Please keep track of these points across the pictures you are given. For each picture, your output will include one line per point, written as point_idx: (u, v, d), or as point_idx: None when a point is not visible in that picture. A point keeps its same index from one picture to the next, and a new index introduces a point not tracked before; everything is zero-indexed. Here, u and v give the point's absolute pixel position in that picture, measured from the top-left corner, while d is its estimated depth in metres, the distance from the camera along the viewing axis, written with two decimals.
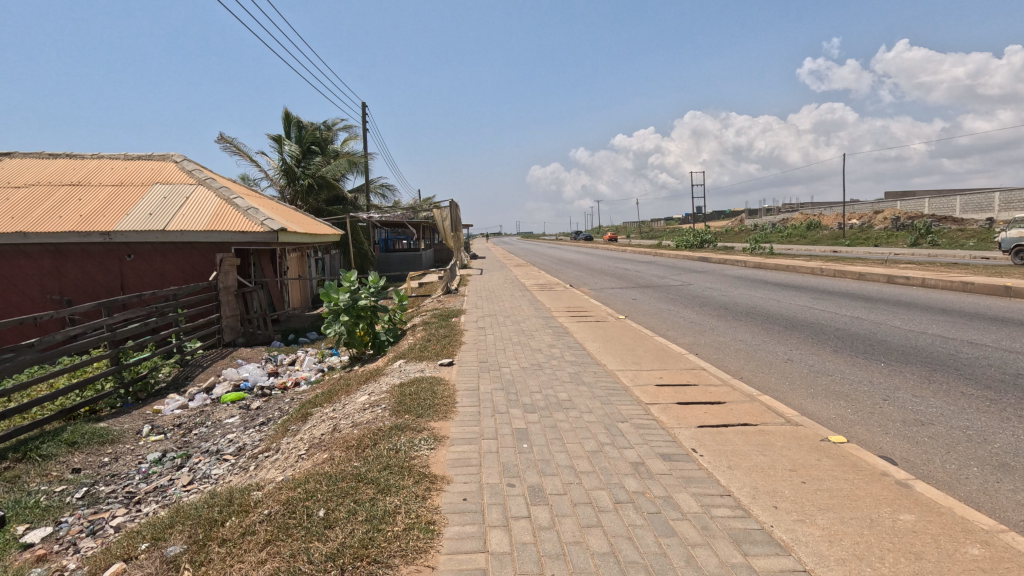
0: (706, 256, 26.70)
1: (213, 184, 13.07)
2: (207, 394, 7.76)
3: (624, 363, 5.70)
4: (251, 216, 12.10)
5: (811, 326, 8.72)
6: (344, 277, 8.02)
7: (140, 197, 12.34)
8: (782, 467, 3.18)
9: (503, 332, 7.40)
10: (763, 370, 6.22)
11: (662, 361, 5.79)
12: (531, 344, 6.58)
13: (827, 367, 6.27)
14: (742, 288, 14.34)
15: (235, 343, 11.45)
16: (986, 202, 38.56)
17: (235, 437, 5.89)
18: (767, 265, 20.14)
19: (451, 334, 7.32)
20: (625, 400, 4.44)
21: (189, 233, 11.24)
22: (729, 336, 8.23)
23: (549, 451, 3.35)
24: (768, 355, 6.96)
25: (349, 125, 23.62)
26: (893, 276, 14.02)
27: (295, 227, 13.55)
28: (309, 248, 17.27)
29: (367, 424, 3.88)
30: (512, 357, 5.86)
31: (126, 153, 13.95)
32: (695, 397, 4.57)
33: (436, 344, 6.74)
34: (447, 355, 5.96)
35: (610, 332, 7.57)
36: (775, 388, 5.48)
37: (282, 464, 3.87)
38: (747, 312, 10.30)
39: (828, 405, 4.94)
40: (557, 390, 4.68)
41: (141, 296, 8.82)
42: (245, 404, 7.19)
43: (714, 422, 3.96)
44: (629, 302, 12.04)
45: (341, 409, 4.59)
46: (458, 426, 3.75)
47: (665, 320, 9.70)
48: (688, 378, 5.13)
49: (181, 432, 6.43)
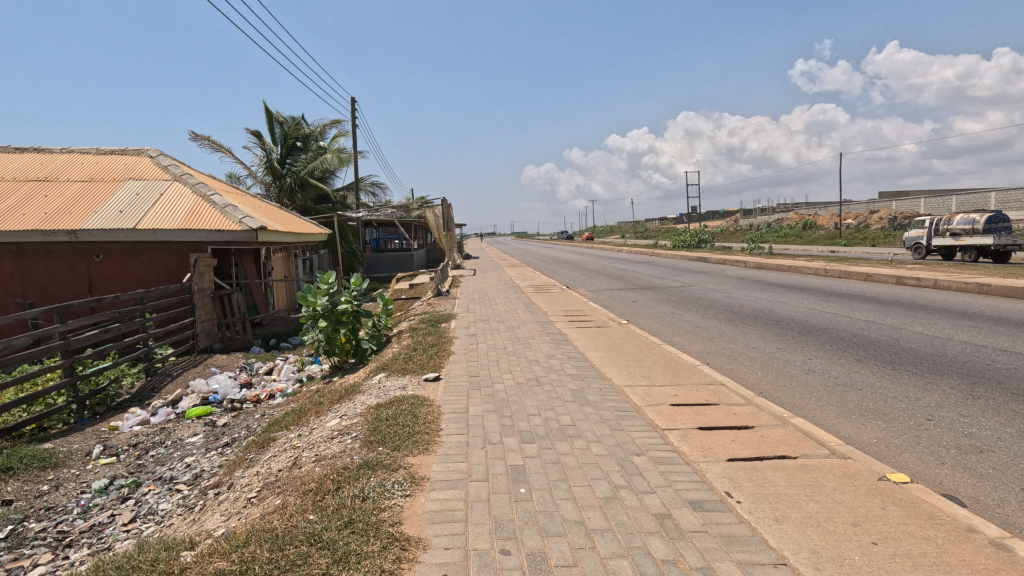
0: (703, 256, 26.24)
1: (189, 180, 12.34)
2: (172, 408, 7.06)
3: (632, 377, 5.08)
4: (229, 214, 11.39)
5: (827, 332, 8.12)
6: (322, 279, 7.37)
7: (110, 193, 11.61)
8: (842, 519, 2.56)
9: (496, 340, 6.75)
10: (784, 384, 5.61)
11: (675, 375, 5.16)
12: (527, 354, 5.93)
13: (854, 380, 5.67)
14: (746, 290, 13.77)
15: (212, 348, 10.76)
16: (982, 202, 38.47)
17: (195, 460, 5.22)
18: (769, 265, 19.57)
19: (440, 342, 6.66)
20: (637, 426, 3.80)
21: (161, 232, 10.53)
22: (740, 343, 7.61)
23: (552, 500, 2.71)
24: (787, 365, 6.36)
25: (336, 121, 22.89)
26: (902, 276, 13.50)
27: (277, 226, 12.82)
28: (295, 248, 16.55)
29: (332, 460, 3.23)
30: (507, 371, 5.22)
31: (98, 147, 13.21)
32: (718, 420, 3.96)
33: (422, 354, 6.07)
34: (433, 368, 5.31)
35: (613, 340, 6.94)
36: (803, 406, 4.88)
37: (228, 509, 3.20)
38: (755, 316, 9.72)
39: (865, 427, 4.33)
40: (558, 412, 4.05)
41: (102, 299, 8.12)
42: (211, 421, 6.50)
43: (746, 454, 3.33)
44: (629, 304, 11.43)
45: (308, 435, 3.94)
46: (441, 463, 3.10)
47: (670, 325, 9.10)
48: (706, 396, 4.52)
49: (136, 454, 5.73)
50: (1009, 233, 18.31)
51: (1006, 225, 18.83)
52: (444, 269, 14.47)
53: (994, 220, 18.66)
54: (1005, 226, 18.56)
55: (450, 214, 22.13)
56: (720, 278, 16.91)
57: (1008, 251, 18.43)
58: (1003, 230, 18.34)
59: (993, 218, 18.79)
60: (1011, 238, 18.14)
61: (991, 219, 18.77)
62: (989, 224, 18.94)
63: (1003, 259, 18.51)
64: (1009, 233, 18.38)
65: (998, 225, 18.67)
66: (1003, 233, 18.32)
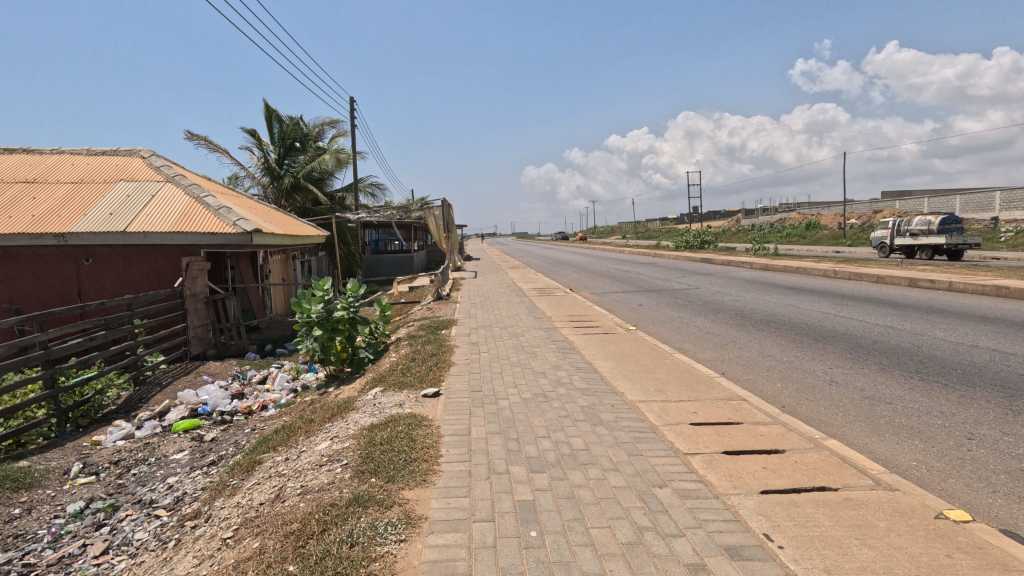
0: (707, 257, 25.88)
1: (182, 181, 12.00)
2: (158, 421, 6.72)
3: (645, 392, 4.74)
4: (223, 216, 11.04)
5: (844, 338, 7.77)
6: (317, 285, 7.00)
7: (100, 194, 11.28)
8: (905, 572, 2.21)
9: (500, 349, 6.39)
10: (807, 397, 5.26)
11: (692, 389, 4.81)
12: (532, 365, 5.57)
13: (882, 393, 5.31)
14: (754, 292, 13.42)
15: (205, 355, 10.45)
16: (986, 200, 38.08)
17: (179, 481, 4.88)
18: (775, 266, 19.19)
19: (440, 351, 6.30)
20: (657, 450, 3.46)
21: (152, 235, 10.19)
22: (754, 351, 7.27)
23: (568, 547, 2.36)
24: (808, 376, 5.99)
25: (335, 120, 22.60)
26: (914, 278, 13.12)
27: (273, 228, 12.47)
28: (293, 250, 16.21)
29: (319, 494, 2.88)
30: (511, 384, 4.87)
31: (90, 148, 12.89)
32: (744, 442, 3.62)
33: (421, 365, 5.71)
34: (433, 381, 4.97)
35: (621, 349, 6.59)
36: (831, 423, 4.53)
37: (202, 549, 2.86)
38: (767, 321, 9.38)
39: (901, 448, 3.99)
40: (568, 433, 3.70)
41: (88, 306, 7.81)
42: (198, 435, 6.15)
43: (781, 486, 2.98)
44: (635, 308, 11.08)
45: (296, 459, 3.61)
46: (440, 499, 2.75)
47: (678, 330, 8.75)
48: (728, 414, 4.17)
49: (117, 472, 5.39)
50: (960, 233, 19.86)
51: (958, 225, 20.46)
52: (444, 272, 14.12)
53: (947, 220, 20.19)
54: (957, 228, 20.08)
55: (450, 215, 21.74)
56: (726, 279, 16.57)
57: (959, 249, 20.01)
58: (956, 230, 19.85)
59: (947, 219, 20.35)
60: (963, 237, 19.68)
61: (945, 219, 20.30)
62: (943, 224, 20.51)
63: (956, 257, 20.07)
64: (960, 234, 19.95)
65: (951, 226, 20.16)
66: (955, 233, 19.88)
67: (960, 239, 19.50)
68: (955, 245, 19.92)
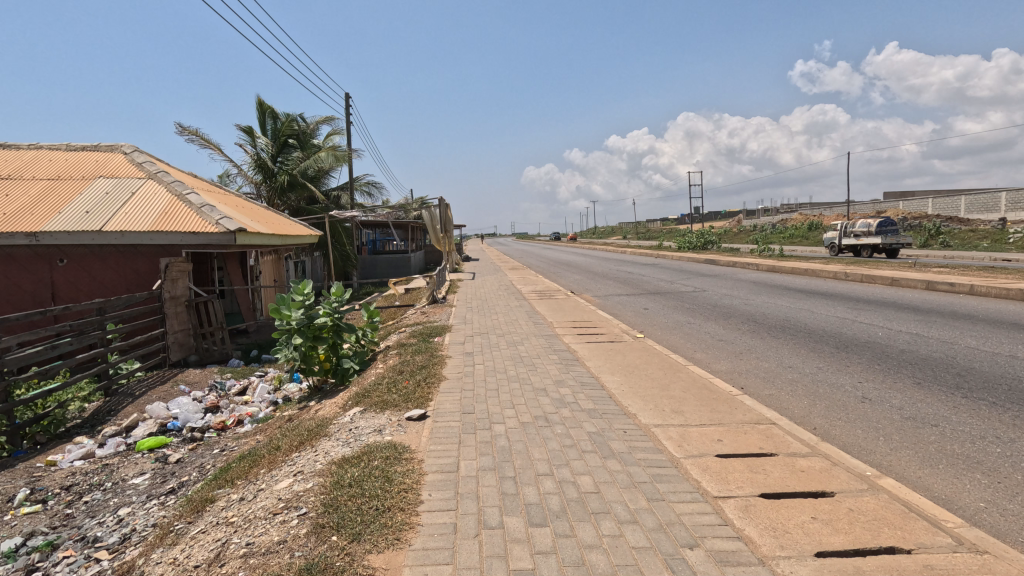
0: (712, 257, 25.42)
1: (165, 178, 11.45)
2: (123, 438, 6.13)
3: (660, 413, 4.18)
4: (206, 215, 10.48)
5: (870, 348, 7.18)
6: (297, 289, 6.46)
7: (77, 191, 10.71)
8: None
9: (496, 360, 5.83)
10: (839, 418, 4.70)
11: (712, 409, 4.25)
12: (531, 381, 4.99)
13: (923, 413, 4.72)
14: (764, 295, 12.87)
15: (187, 361, 9.88)
16: (992, 201, 37.62)
17: (131, 513, 4.30)
18: (783, 268, 18.65)
19: (430, 363, 5.72)
20: (681, 494, 2.88)
21: (130, 234, 9.61)
22: (773, 361, 6.70)
23: None
24: (837, 392, 5.40)
25: (330, 117, 22.06)
26: (932, 281, 12.57)
27: (260, 227, 11.89)
28: (285, 250, 15.65)
29: (265, 558, 2.31)
30: (508, 404, 4.30)
31: (69, 143, 12.32)
32: (782, 480, 3.06)
33: (409, 380, 5.13)
34: (419, 400, 4.39)
35: (629, 360, 6.02)
36: (874, 451, 3.97)
37: None
38: (782, 327, 8.82)
39: (963, 483, 3.43)
40: (574, 471, 3.12)
41: (64, 309, 7.34)
42: (163, 455, 5.56)
43: (839, 546, 2.41)
44: (641, 312, 10.54)
45: (250, 502, 3.04)
46: (417, 567, 2.18)
47: (688, 337, 8.19)
48: (759, 443, 3.60)
49: (67, 500, 4.80)
50: (895, 235, 23.41)
51: (893, 228, 23.71)
52: (440, 274, 13.51)
53: (885, 224, 23.45)
54: (893, 229, 23.50)
55: (449, 216, 21.05)
56: (733, 282, 16.02)
57: (894, 249, 23.60)
58: (890, 232, 23.42)
59: (884, 222, 23.56)
60: (896, 237, 23.19)
61: (883, 223, 23.54)
62: (881, 227, 23.74)
63: (892, 255, 23.65)
64: (894, 236, 23.25)
65: (888, 228, 23.51)
66: (891, 234, 23.29)
67: (894, 239, 22.81)
68: (890, 245, 23.32)
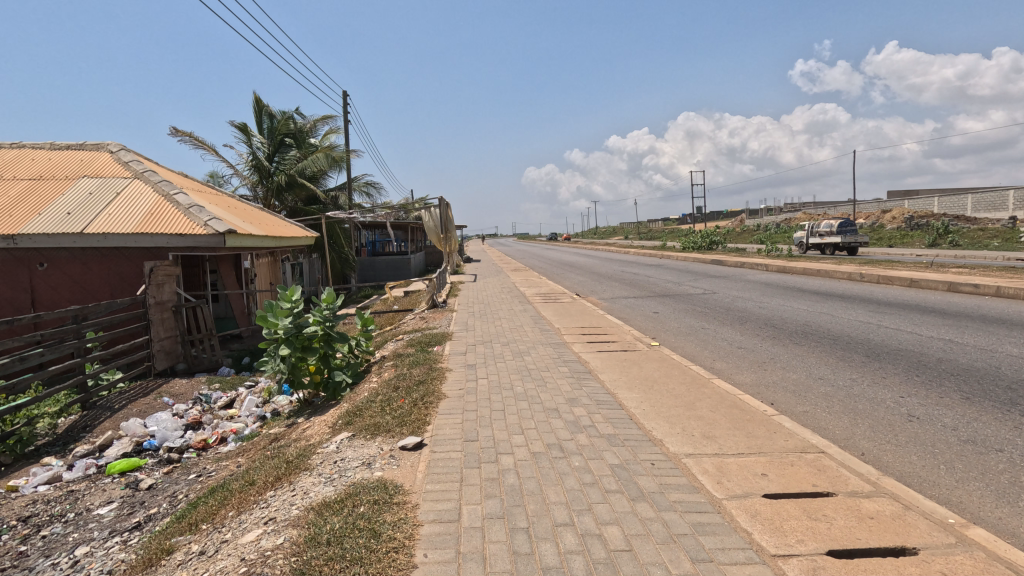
0: (718, 257, 25.04)
1: (152, 177, 10.95)
2: (95, 459, 5.62)
3: (690, 440, 3.67)
4: (194, 216, 9.97)
5: (903, 356, 6.65)
6: (284, 295, 5.96)
7: (59, 192, 10.23)
8: None
9: (501, 374, 5.32)
10: (888, 441, 4.18)
11: (749, 435, 3.74)
12: (541, 399, 4.46)
13: (982, 435, 4.20)
14: (777, 297, 12.38)
15: (174, 369, 9.40)
16: (999, 199, 37.02)
17: (90, 552, 3.78)
18: (793, 268, 18.15)
19: (429, 378, 5.18)
20: (732, 553, 2.36)
21: (113, 236, 9.12)
22: (801, 372, 6.16)
23: None
24: (879, 409, 4.87)
25: (327, 116, 21.56)
26: (955, 282, 12.01)
27: (252, 229, 11.36)
28: (281, 252, 15.14)
29: None
30: (516, 429, 3.77)
31: (53, 142, 11.83)
32: (849, 530, 2.55)
33: (405, 399, 4.60)
34: (415, 425, 3.86)
35: (647, 373, 5.49)
36: (937, 483, 3.45)
37: None
38: (804, 333, 8.28)
39: None
40: (600, 521, 2.59)
41: (41, 317, 6.86)
42: (135, 481, 5.05)
43: None
44: (651, 317, 10.04)
45: (210, 558, 2.53)
46: None
47: (705, 344, 7.67)
48: (811, 479, 3.08)
49: (24, 534, 4.29)
50: (854, 234, 25.41)
51: (853, 229, 25.81)
52: (441, 275, 12.95)
53: (844, 224, 25.54)
54: (851, 230, 25.56)
55: (450, 216, 20.48)
56: (744, 283, 15.47)
57: (853, 246, 25.74)
58: (850, 232, 25.46)
59: (843, 222, 25.56)
60: (855, 236, 25.21)
61: (842, 224, 25.61)
62: (841, 227, 25.89)
63: (852, 252, 25.76)
64: (853, 235, 25.25)
65: (847, 228, 25.55)
66: (849, 234, 25.32)
67: (852, 238, 24.97)
68: (849, 243, 25.41)
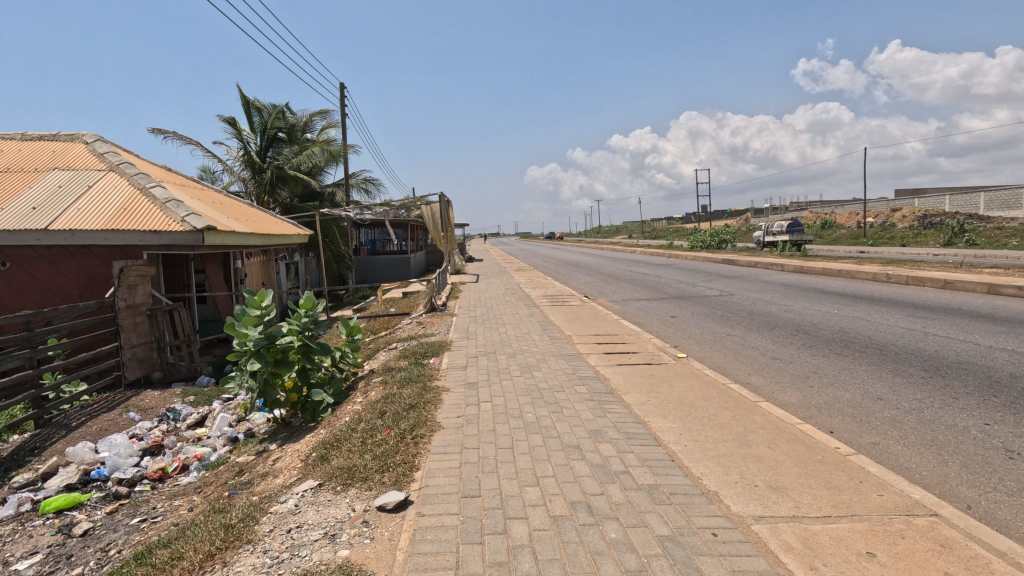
0: (729, 256, 24.06)
1: (128, 170, 10.14)
2: (32, 492, 4.78)
3: (755, 495, 2.82)
4: (171, 211, 9.13)
5: (970, 372, 5.74)
6: (257, 300, 5.12)
7: (26, 185, 9.41)
8: None
9: (508, 395, 4.49)
10: (994, 486, 3.34)
11: (830, 487, 2.89)
12: (558, 432, 3.62)
13: None
14: (803, 299, 11.54)
15: (149, 379, 8.58)
16: (1013, 198, 36.01)
17: None
18: (810, 267, 17.31)
19: (422, 401, 4.33)
20: None
21: (82, 233, 8.28)
22: (854, 391, 5.27)
23: None
24: (966, 442, 4.01)
25: (325, 110, 20.73)
26: (995, 283, 11.10)
27: (237, 226, 10.52)
28: (273, 251, 14.32)
29: None
30: (530, 479, 2.93)
31: (25, 133, 11.06)
32: None
33: (391, 429, 3.78)
34: (401, 472, 3.01)
35: (679, 394, 4.62)
36: None
37: None
38: (843, 341, 7.39)
39: None
40: None
41: None
42: (72, 523, 4.21)
43: None
44: (668, 321, 9.24)
45: None
46: None
47: (734, 355, 6.84)
48: (940, 564, 2.23)
49: None
50: (801, 233, 27.52)
51: (799, 228, 27.88)
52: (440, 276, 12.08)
53: (793, 226, 27.67)
54: (800, 229, 27.55)
55: (450, 214, 19.62)
56: (763, 284, 14.52)
57: (802, 243, 27.98)
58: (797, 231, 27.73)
59: (793, 223, 27.86)
60: (803, 235, 27.24)
61: (791, 224, 27.55)
62: (790, 227, 27.39)
63: (800, 248, 27.55)
64: (801, 234, 27.39)
65: (796, 229, 27.60)
66: (797, 232, 27.38)
67: (801, 240, 27.05)
68: (796, 240, 27.36)
